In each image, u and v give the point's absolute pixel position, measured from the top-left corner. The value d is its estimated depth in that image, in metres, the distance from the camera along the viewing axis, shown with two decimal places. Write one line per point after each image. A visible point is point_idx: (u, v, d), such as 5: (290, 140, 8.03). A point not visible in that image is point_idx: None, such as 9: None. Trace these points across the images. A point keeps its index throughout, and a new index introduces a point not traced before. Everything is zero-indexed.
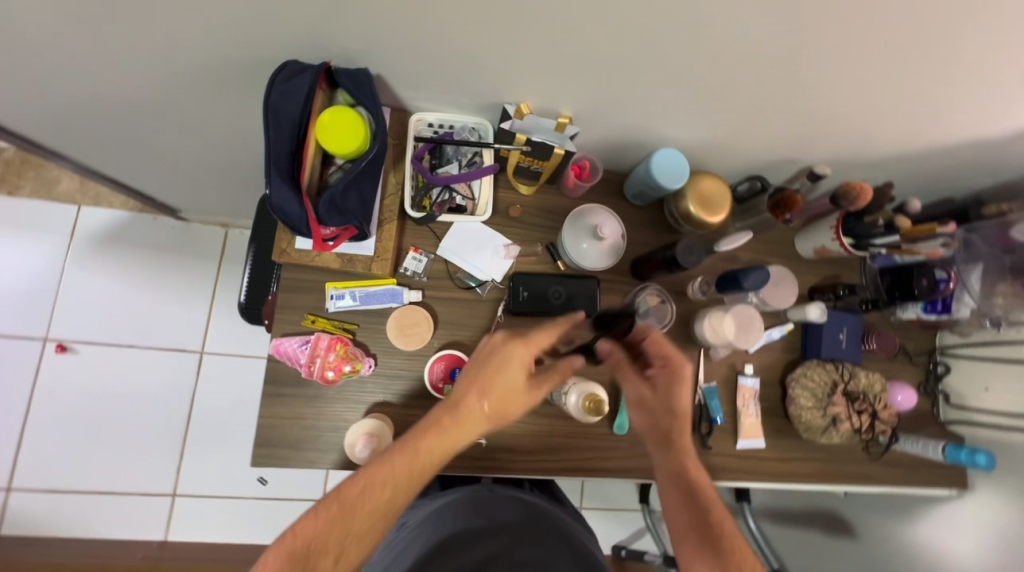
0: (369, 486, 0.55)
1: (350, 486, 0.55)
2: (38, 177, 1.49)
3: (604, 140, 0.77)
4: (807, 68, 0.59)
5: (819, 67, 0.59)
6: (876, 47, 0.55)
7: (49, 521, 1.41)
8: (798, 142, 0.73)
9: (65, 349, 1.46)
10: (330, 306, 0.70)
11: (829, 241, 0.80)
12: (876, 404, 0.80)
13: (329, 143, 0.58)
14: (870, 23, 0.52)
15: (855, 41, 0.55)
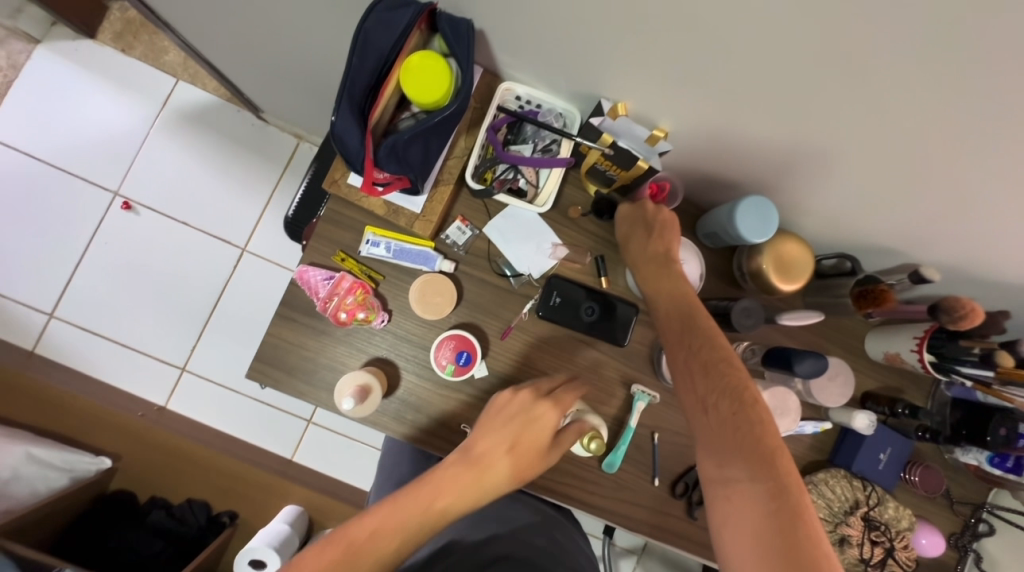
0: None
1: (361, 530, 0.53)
2: (150, 42, 1.57)
3: (693, 166, 0.70)
4: (960, 149, 0.50)
5: (975, 152, 0.50)
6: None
7: (76, 354, 1.54)
8: (913, 233, 0.64)
9: (130, 207, 1.56)
10: (363, 249, 0.69)
11: (907, 351, 0.71)
12: (895, 541, 0.70)
13: (409, 87, 0.55)
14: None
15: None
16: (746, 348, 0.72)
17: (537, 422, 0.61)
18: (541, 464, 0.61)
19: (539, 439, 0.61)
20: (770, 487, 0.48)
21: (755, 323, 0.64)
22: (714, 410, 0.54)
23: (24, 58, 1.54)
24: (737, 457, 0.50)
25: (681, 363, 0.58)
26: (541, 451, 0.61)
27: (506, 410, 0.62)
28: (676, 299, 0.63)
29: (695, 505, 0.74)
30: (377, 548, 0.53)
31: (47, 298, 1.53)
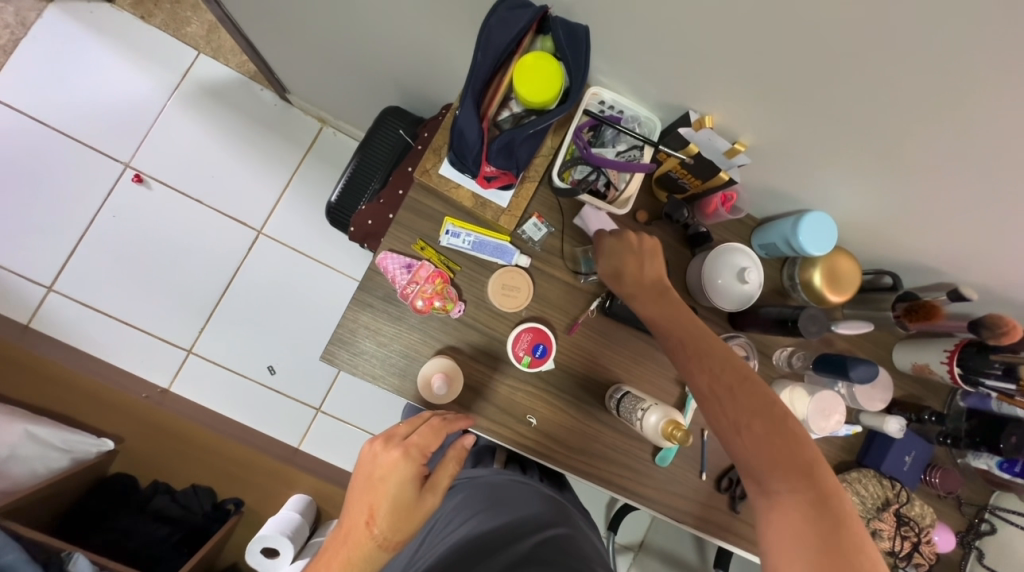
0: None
1: None
2: (172, 11, 1.51)
3: (759, 180, 0.74)
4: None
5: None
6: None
7: (76, 331, 1.47)
8: (959, 256, 0.69)
9: (141, 180, 1.50)
10: (443, 240, 0.70)
11: (937, 362, 0.77)
12: (921, 536, 0.76)
13: (521, 87, 0.60)
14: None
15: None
16: (792, 353, 0.79)
17: (389, 480, 0.53)
18: (416, 517, 0.54)
19: (399, 499, 0.53)
20: (816, 500, 0.50)
21: (819, 329, 0.69)
22: (745, 429, 0.54)
23: (34, 16, 1.46)
24: (777, 474, 0.51)
25: (701, 388, 0.57)
26: (402, 507, 0.53)
27: (366, 470, 0.55)
28: (674, 319, 0.63)
29: (738, 500, 0.78)
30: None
31: (46, 271, 1.46)
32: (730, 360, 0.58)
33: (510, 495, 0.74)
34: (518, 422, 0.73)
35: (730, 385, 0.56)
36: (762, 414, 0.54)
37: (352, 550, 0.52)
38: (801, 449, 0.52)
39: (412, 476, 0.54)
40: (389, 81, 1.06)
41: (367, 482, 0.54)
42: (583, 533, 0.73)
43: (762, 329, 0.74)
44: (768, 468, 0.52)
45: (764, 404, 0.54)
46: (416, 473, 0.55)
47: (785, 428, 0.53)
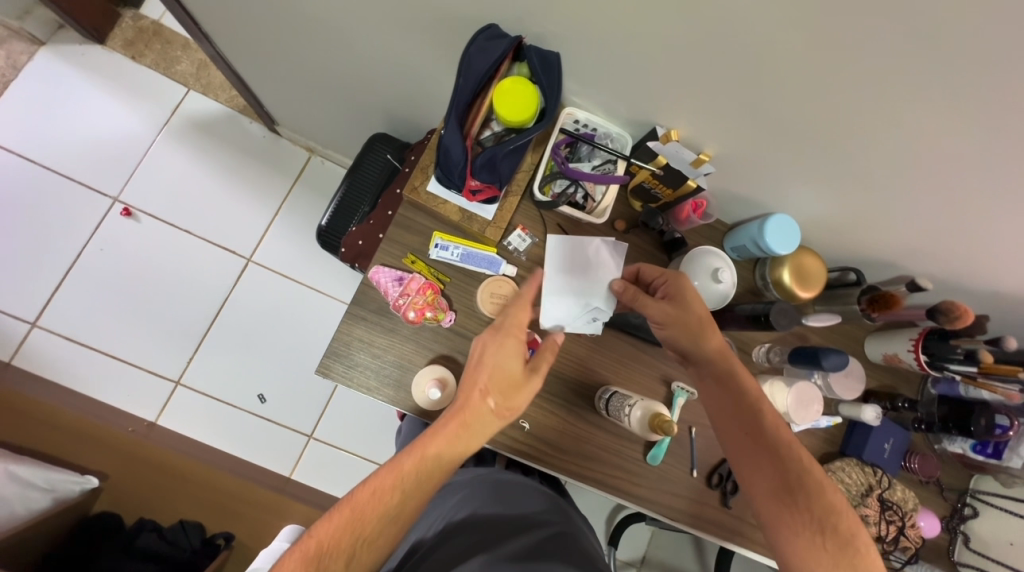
0: (344, 534, 0.51)
1: (338, 520, 0.51)
2: (162, 52, 1.57)
3: (726, 187, 0.80)
4: (963, 182, 0.61)
5: (975, 185, 0.61)
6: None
7: (60, 366, 1.45)
8: (914, 249, 0.75)
9: (129, 213, 1.51)
10: (432, 253, 0.74)
11: (904, 351, 0.81)
12: (906, 520, 0.79)
13: (501, 107, 0.65)
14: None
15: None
16: (769, 349, 0.83)
17: (501, 357, 0.60)
18: (523, 393, 0.60)
19: (506, 373, 0.60)
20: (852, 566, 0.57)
21: (790, 322, 0.73)
22: (810, 535, 0.59)
23: (25, 58, 1.50)
24: (818, 541, 0.58)
25: (766, 489, 0.62)
26: (512, 380, 0.60)
27: (480, 354, 0.62)
28: (738, 395, 0.66)
29: (729, 495, 0.80)
30: (393, 495, 0.54)
31: (30, 306, 1.44)
32: (799, 464, 0.62)
33: (508, 491, 0.75)
34: (511, 428, 0.75)
35: (798, 491, 0.61)
36: (826, 523, 0.59)
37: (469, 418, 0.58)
38: (859, 557, 0.58)
39: (518, 355, 0.61)
40: (376, 109, 1.12)
41: (483, 361, 0.61)
42: (578, 524, 0.74)
43: (740, 326, 0.78)
44: (811, 535, 0.59)
45: (828, 511, 0.60)
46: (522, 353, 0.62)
47: (843, 532, 0.59)
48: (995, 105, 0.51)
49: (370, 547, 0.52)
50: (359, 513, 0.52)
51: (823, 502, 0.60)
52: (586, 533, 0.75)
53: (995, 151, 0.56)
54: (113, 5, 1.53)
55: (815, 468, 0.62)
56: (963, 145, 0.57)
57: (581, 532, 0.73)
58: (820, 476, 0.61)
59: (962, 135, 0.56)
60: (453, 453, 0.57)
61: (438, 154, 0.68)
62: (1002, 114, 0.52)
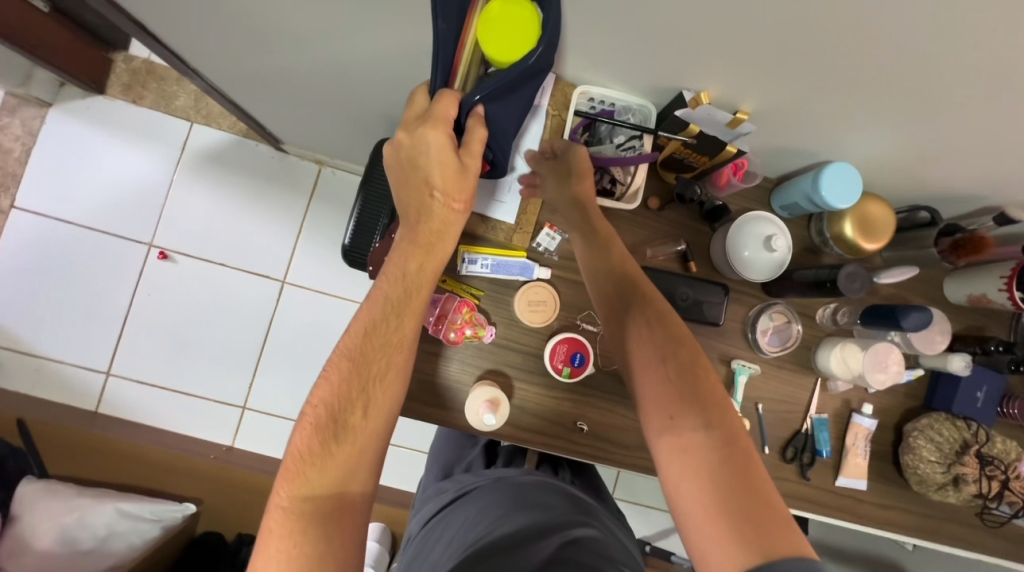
0: (343, 392, 0.57)
1: (325, 385, 0.57)
2: (159, 89, 1.56)
3: (770, 143, 0.71)
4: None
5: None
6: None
7: (140, 408, 1.56)
8: (1003, 177, 0.65)
9: (166, 256, 1.56)
10: (462, 269, 0.71)
11: (995, 291, 0.72)
12: (1009, 473, 0.73)
13: (492, 51, 0.56)
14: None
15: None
16: (835, 310, 0.77)
17: (432, 154, 0.57)
18: (460, 176, 0.59)
19: (446, 163, 0.58)
20: (713, 427, 0.55)
21: (861, 286, 0.67)
22: (666, 384, 0.59)
23: (38, 123, 1.52)
24: (682, 404, 0.57)
25: (641, 348, 0.61)
26: (453, 170, 0.58)
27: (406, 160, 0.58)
28: (613, 266, 0.66)
29: (807, 467, 0.76)
30: (371, 330, 0.59)
31: (100, 358, 1.55)
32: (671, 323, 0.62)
33: (534, 498, 0.72)
34: (568, 430, 0.73)
35: (667, 346, 0.60)
36: (688, 376, 0.58)
37: (427, 234, 0.61)
38: (707, 395, 0.57)
39: (444, 141, 0.57)
40: (375, 115, 1.07)
41: (411, 162, 0.58)
42: (606, 528, 0.70)
43: (800, 293, 0.72)
44: (669, 393, 0.58)
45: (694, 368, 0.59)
46: (449, 138, 0.57)
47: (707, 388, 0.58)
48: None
49: (381, 386, 0.58)
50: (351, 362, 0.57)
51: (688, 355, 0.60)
52: (614, 534, 0.71)
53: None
54: (103, 51, 1.52)
55: (669, 314, 0.63)
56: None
57: (609, 536, 0.68)
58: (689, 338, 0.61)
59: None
60: (416, 269, 0.60)
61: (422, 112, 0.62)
62: None
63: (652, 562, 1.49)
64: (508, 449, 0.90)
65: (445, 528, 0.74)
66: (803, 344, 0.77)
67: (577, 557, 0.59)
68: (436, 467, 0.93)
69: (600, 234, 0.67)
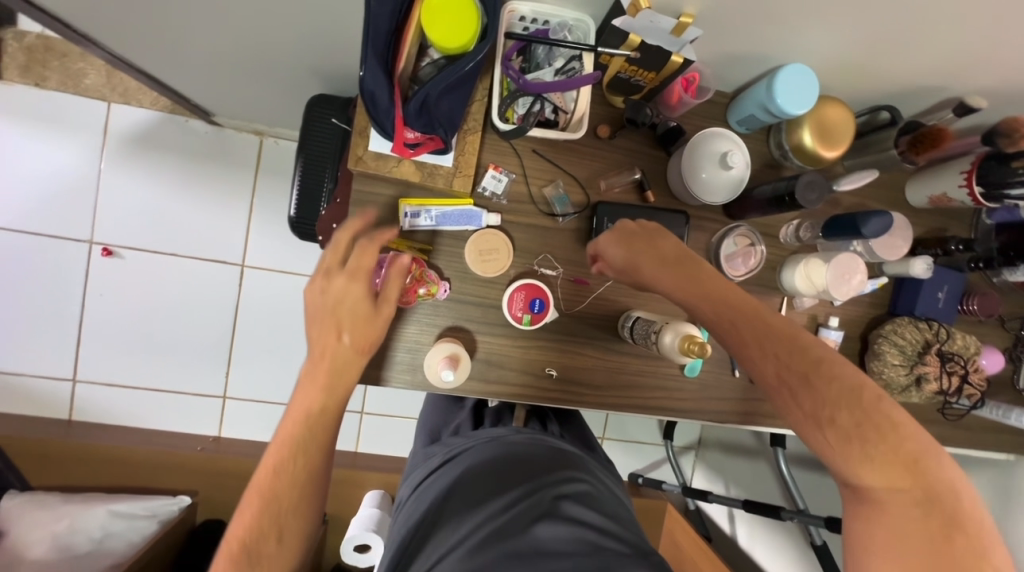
0: (260, 518, 0.51)
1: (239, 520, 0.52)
2: (64, 68, 1.40)
3: (721, 52, 0.65)
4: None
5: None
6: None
7: (117, 410, 1.52)
8: (964, 65, 0.61)
9: (111, 253, 1.46)
10: (405, 224, 0.66)
11: (955, 188, 0.71)
12: (968, 367, 0.75)
13: (432, 31, 0.53)
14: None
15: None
16: (799, 226, 0.75)
17: (342, 301, 0.58)
18: (371, 319, 0.59)
19: (354, 308, 0.58)
20: (914, 488, 0.43)
21: (818, 197, 0.64)
22: (842, 434, 0.46)
23: None
24: (867, 464, 0.44)
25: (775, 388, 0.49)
26: (362, 316, 0.58)
27: (317, 300, 0.58)
28: (724, 309, 0.53)
29: None
30: (285, 463, 0.53)
31: (63, 366, 1.48)
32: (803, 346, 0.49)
33: (526, 456, 0.69)
34: (540, 378, 0.72)
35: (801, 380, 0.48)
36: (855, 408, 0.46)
37: (330, 365, 0.57)
38: (891, 447, 0.44)
39: (357, 287, 0.59)
40: (300, 70, 0.96)
41: (323, 302, 0.58)
42: (598, 479, 0.69)
43: (760, 211, 0.69)
44: (847, 455, 0.45)
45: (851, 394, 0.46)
46: (362, 285, 0.59)
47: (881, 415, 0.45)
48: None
49: (301, 512, 0.53)
50: (263, 498, 0.52)
51: (844, 383, 0.46)
52: (606, 483, 0.71)
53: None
54: None
55: (810, 348, 0.49)
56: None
57: (602, 488, 0.68)
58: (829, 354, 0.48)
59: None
60: (322, 408, 0.56)
61: (358, 100, 0.56)
62: None
63: (644, 491, 1.56)
64: (493, 409, 0.85)
65: (436, 492, 0.69)
66: (768, 265, 0.76)
67: (569, 513, 0.60)
68: (423, 433, 0.90)
69: (686, 269, 0.57)
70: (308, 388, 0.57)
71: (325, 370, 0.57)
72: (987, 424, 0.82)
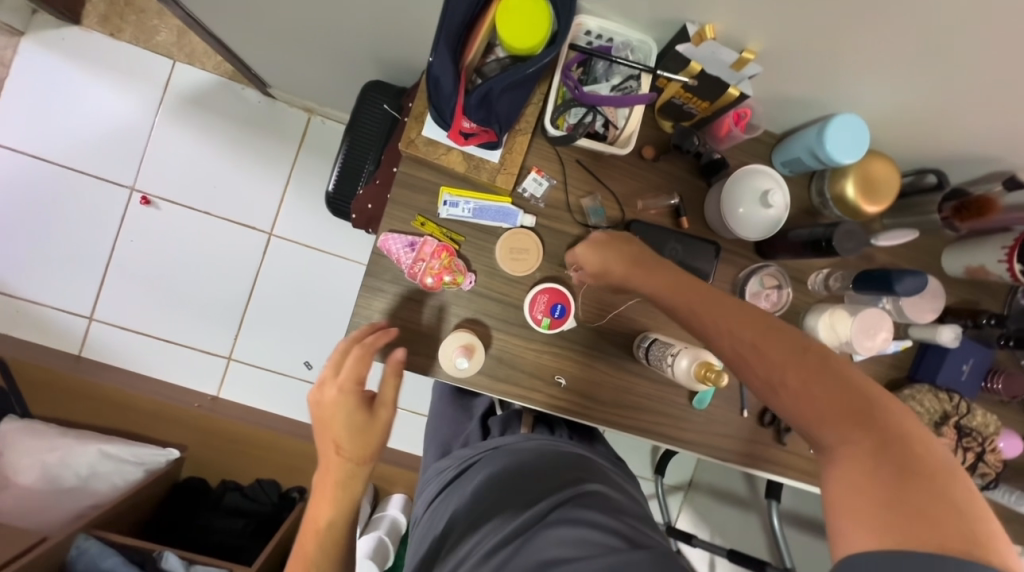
0: None
1: None
2: (139, 23, 1.47)
3: (777, 92, 0.66)
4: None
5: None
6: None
7: (125, 354, 1.55)
8: (1020, 138, 0.61)
9: (149, 202, 1.51)
10: (442, 212, 0.68)
11: (994, 262, 0.70)
12: (985, 445, 0.73)
13: (503, 28, 0.55)
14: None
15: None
16: (828, 275, 0.74)
17: (337, 415, 0.61)
18: (369, 429, 0.62)
19: (353, 424, 0.61)
20: (863, 427, 0.44)
21: (856, 246, 0.64)
22: (809, 395, 0.47)
23: (10, 54, 1.43)
24: (822, 413, 0.46)
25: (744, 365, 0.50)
26: (358, 428, 0.61)
27: (322, 415, 0.62)
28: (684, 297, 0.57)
29: (784, 432, 0.76)
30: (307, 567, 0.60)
31: (83, 303, 1.52)
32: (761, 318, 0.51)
33: (529, 463, 0.68)
34: (548, 385, 0.72)
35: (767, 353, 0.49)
36: (816, 369, 0.47)
37: (332, 477, 0.61)
38: (837, 390, 0.46)
39: (350, 400, 0.62)
40: (361, 55, 1.00)
41: (320, 423, 0.61)
42: (606, 480, 0.67)
43: (793, 254, 0.69)
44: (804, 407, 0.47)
45: (813, 357, 0.48)
46: (355, 397, 0.62)
47: (838, 371, 0.47)
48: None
49: None
50: None
51: (803, 350, 0.48)
52: (621, 488, 0.69)
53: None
54: None
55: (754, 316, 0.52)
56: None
57: (612, 489, 0.66)
58: (781, 324, 0.50)
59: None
60: (329, 522, 0.61)
61: (424, 84, 0.59)
62: None
63: None
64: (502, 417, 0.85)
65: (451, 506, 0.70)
66: (792, 309, 0.75)
67: (570, 514, 0.58)
68: (435, 447, 0.90)
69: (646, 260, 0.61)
70: (319, 499, 0.62)
71: (329, 480, 0.61)
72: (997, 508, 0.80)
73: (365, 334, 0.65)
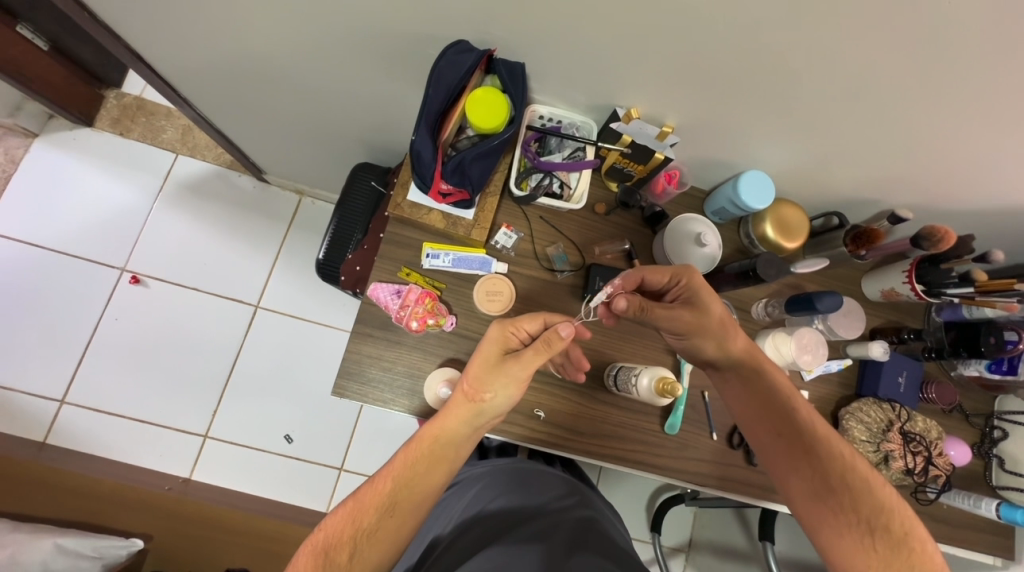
0: (347, 525, 0.58)
1: (330, 526, 0.58)
2: (147, 124, 1.63)
3: (698, 156, 0.82)
4: (930, 110, 0.62)
5: (945, 109, 0.62)
6: (1012, 96, 0.58)
7: (93, 438, 1.49)
8: (890, 182, 0.76)
9: (138, 281, 1.57)
10: (426, 263, 0.77)
11: (900, 284, 0.82)
12: (931, 449, 0.79)
13: (471, 115, 0.69)
14: (1017, 70, 0.55)
15: (995, 83, 0.57)
16: (767, 303, 0.85)
17: (489, 348, 0.65)
18: (504, 380, 0.62)
19: (489, 362, 0.63)
20: (867, 520, 0.58)
21: (777, 272, 0.75)
22: (860, 540, 0.58)
23: (21, 152, 1.56)
24: (833, 504, 0.60)
25: (803, 493, 0.62)
26: (492, 366, 0.63)
27: (488, 343, 0.65)
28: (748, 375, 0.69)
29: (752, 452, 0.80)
30: (388, 482, 0.60)
31: (56, 385, 1.49)
32: (841, 462, 0.61)
33: (532, 481, 0.83)
34: (527, 419, 0.76)
35: (832, 491, 0.60)
36: (874, 523, 0.58)
37: (455, 411, 0.62)
38: (853, 489, 0.60)
39: (502, 344, 0.65)
40: (354, 142, 1.16)
41: (476, 353, 0.65)
42: (597, 508, 0.83)
43: (733, 284, 0.80)
44: (819, 496, 0.61)
45: (875, 510, 0.59)
46: (509, 344, 0.65)
47: (853, 472, 0.61)
48: (950, 23, 0.51)
49: (375, 537, 0.58)
50: (353, 516, 0.58)
51: (869, 502, 0.59)
52: (606, 516, 0.84)
53: (961, 71, 0.56)
54: (96, 88, 1.59)
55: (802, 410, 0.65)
56: (924, 75, 0.57)
57: (601, 515, 0.82)
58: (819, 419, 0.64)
59: (926, 62, 0.56)
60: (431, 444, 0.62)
61: (408, 156, 0.72)
62: (940, 38, 0.53)
63: None
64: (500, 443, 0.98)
65: (452, 502, 0.82)
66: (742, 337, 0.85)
67: (577, 537, 0.74)
68: None
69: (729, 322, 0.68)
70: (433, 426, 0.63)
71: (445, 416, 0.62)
72: (963, 517, 0.84)
73: (541, 316, 0.67)
